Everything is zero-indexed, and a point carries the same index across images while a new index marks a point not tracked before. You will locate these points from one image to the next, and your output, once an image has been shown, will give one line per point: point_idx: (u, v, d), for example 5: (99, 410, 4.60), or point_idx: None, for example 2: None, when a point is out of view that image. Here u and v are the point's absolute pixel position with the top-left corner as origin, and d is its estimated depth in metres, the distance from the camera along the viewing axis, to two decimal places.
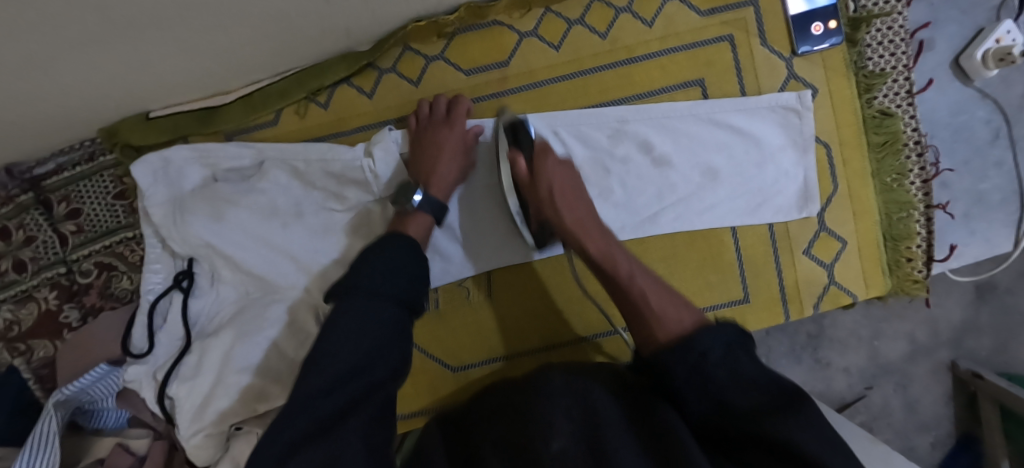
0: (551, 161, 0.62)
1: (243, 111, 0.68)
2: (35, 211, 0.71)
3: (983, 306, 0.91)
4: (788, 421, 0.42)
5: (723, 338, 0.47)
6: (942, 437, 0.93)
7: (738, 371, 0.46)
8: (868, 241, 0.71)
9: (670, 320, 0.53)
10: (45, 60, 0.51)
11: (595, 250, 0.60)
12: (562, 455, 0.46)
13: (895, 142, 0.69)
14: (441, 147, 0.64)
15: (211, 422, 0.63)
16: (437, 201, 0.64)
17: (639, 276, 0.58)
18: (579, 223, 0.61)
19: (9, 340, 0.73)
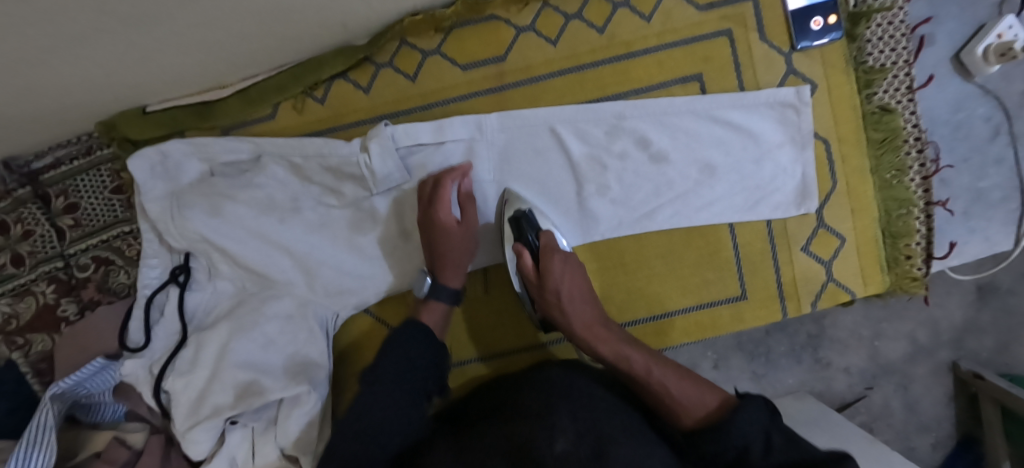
0: (556, 265, 0.62)
1: (240, 105, 0.68)
2: (32, 205, 0.72)
3: (985, 306, 0.90)
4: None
5: (760, 421, 0.46)
6: (942, 437, 0.93)
7: (772, 444, 0.45)
8: (867, 238, 0.70)
9: (694, 408, 0.52)
10: (42, 54, 0.52)
11: (607, 352, 0.60)
12: (565, 455, 0.44)
13: (895, 138, 0.69)
14: (444, 234, 0.64)
15: (206, 415, 0.63)
16: (453, 287, 0.66)
17: (656, 366, 0.57)
18: (590, 326, 0.61)
19: (8, 334, 0.74)
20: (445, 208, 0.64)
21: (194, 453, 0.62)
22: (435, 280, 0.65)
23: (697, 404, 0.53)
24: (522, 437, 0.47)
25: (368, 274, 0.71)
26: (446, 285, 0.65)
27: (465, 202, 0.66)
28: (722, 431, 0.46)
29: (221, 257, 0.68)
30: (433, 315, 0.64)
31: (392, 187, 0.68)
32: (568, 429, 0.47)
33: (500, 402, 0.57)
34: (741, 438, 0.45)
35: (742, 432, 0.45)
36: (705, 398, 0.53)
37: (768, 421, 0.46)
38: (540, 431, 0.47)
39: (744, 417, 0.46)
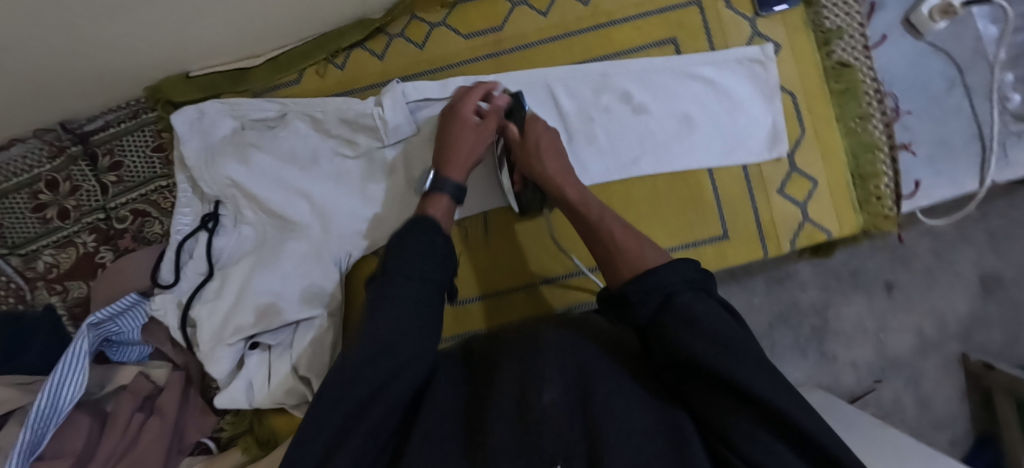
0: (539, 126, 0.70)
1: (270, 71, 0.77)
2: (82, 162, 0.80)
3: None
4: (751, 371, 0.44)
5: (686, 278, 0.51)
6: None
7: (694, 304, 0.49)
8: (838, 180, 0.76)
9: (632, 252, 0.57)
10: (109, 18, 0.61)
11: (571, 194, 0.65)
12: (554, 406, 0.45)
13: (855, 89, 0.76)
14: (463, 133, 0.67)
15: (229, 333, 0.68)
16: (456, 182, 0.66)
17: (609, 219, 0.62)
18: (560, 172, 0.67)
19: (49, 280, 0.81)
20: (472, 103, 0.69)
21: (215, 372, 0.69)
22: (438, 174, 0.66)
23: (645, 254, 0.57)
24: (510, 396, 0.47)
25: (377, 218, 0.76)
26: (450, 177, 0.65)
27: (490, 114, 0.69)
28: (651, 274, 0.52)
29: (247, 203, 0.75)
30: (433, 203, 0.64)
31: (402, 138, 0.75)
32: (556, 382, 0.47)
33: (487, 354, 0.57)
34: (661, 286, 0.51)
35: (660, 278, 0.51)
36: (654, 254, 0.57)
37: (689, 288, 0.51)
38: (527, 388, 0.47)
39: (664, 273, 0.51)
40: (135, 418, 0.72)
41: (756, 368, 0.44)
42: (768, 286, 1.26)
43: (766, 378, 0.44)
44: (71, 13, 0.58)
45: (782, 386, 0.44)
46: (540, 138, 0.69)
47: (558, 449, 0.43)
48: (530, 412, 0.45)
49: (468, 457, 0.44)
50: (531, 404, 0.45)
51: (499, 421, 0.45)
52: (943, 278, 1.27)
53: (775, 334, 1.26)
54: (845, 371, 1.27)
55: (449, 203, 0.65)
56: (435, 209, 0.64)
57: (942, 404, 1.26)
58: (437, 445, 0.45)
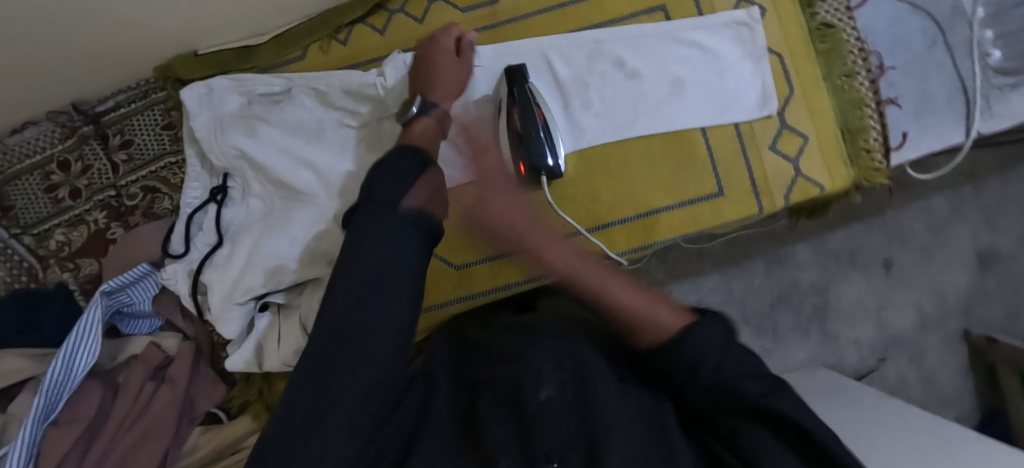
0: (491, 160, 0.67)
1: (276, 48, 0.80)
2: (93, 141, 0.83)
3: None
4: (779, 397, 0.47)
5: (716, 335, 0.49)
6: None
7: (722, 353, 0.50)
8: (827, 136, 0.78)
9: (649, 326, 0.53)
10: None
11: (555, 264, 0.58)
12: (549, 402, 0.52)
13: (839, 48, 0.79)
14: (445, 64, 0.72)
15: (240, 293, 0.71)
16: (444, 107, 0.69)
17: (612, 288, 0.56)
18: (546, 236, 0.59)
19: (61, 258, 0.83)
20: (449, 37, 0.73)
21: (226, 332, 0.72)
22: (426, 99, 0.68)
23: (661, 315, 0.53)
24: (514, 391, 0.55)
25: None
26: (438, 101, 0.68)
27: (464, 53, 0.74)
28: (686, 333, 0.50)
29: (255, 175, 0.77)
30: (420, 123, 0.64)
31: None
32: (552, 380, 0.54)
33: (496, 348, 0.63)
34: (693, 350, 0.49)
35: (698, 342, 0.49)
36: (671, 310, 0.53)
37: (720, 335, 0.50)
38: (527, 384, 0.54)
39: (698, 334, 0.49)
40: (147, 386, 0.74)
41: (784, 397, 0.47)
42: (768, 267, 1.28)
43: (790, 402, 0.47)
44: None
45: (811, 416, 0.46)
46: (489, 182, 0.62)
47: (552, 446, 0.49)
48: (528, 406, 0.53)
49: (470, 453, 0.51)
50: (528, 398, 0.53)
51: (504, 422, 0.53)
52: (941, 254, 1.28)
53: (777, 314, 1.28)
54: (848, 349, 1.28)
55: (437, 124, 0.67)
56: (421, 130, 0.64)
57: (947, 381, 1.27)
58: (436, 432, 0.52)
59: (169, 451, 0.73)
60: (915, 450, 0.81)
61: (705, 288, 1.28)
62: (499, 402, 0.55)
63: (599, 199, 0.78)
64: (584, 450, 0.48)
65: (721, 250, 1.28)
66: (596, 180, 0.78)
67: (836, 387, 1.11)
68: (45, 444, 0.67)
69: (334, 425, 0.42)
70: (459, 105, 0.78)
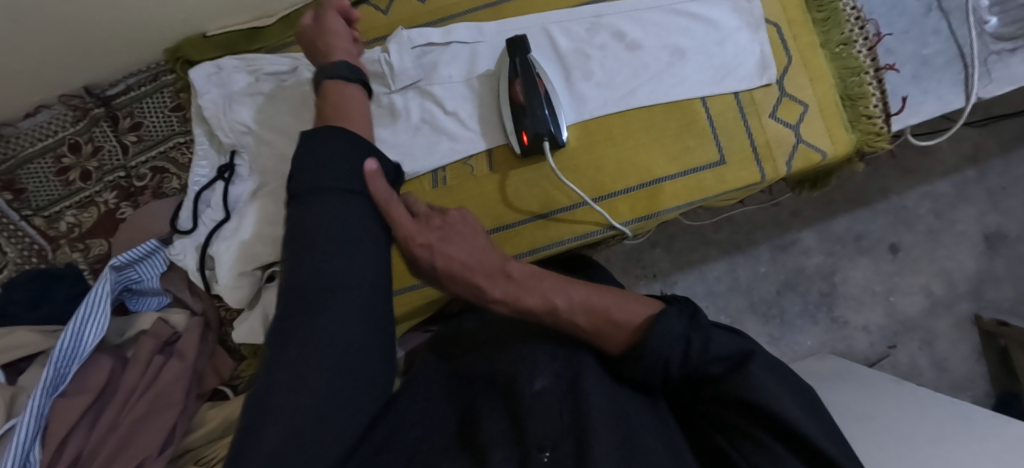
0: (402, 216, 0.55)
1: (283, 28, 0.82)
2: (104, 123, 0.84)
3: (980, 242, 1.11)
4: (762, 382, 0.47)
5: (680, 327, 0.51)
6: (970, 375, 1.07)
7: (690, 346, 0.51)
8: (828, 102, 0.79)
9: (608, 337, 0.55)
10: None
11: (501, 295, 0.59)
12: (542, 393, 0.52)
13: (835, 17, 0.80)
14: (329, 31, 0.69)
15: (247, 261, 0.72)
16: (347, 65, 0.65)
17: (560, 298, 0.57)
18: (465, 266, 0.59)
19: (71, 240, 0.84)
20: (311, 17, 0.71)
21: (234, 301, 0.72)
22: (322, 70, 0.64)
23: (624, 313, 0.55)
24: (502, 378, 0.56)
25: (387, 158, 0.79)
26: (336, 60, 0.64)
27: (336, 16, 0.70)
28: (649, 329, 0.51)
29: (262, 151, 0.78)
30: (329, 93, 0.62)
31: (408, 83, 0.79)
32: (547, 372, 0.54)
33: (477, 341, 0.64)
34: (660, 353, 0.51)
35: (663, 333, 0.51)
36: (631, 303, 0.56)
37: (685, 327, 0.52)
38: (519, 375, 0.54)
39: (663, 326, 0.51)
40: (155, 358, 0.74)
41: (771, 385, 0.47)
42: (773, 253, 1.29)
43: (767, 384, 0.47)
44: None
45: (790, 392, 0.48)
46: (430, 233, 0.58)
47: (547, 435, 0.49)
48: (520, 393, 0.53)
49: (467, 449, 0.51)
50: (523, 391, 0.53)
51: (499, 419, 0.53)
52: (947, 237, 1.27)
53: (783, 300, 1.28)
54: (857, 335, 1.27)
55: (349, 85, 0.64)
56: (335, 98, 0.61)
57: (961, 367, 1.24)
58: (433, 425, 0.54)
59: (177, 423, 0.73)
60: (927, 428, 0.80)
61: (711, 276, 1.29)
62: (489, 398, 0.55)
63: (602, 168, 0.79)
64: (574, 443, 0.47)
65: (726, 237, 1.29)
66: (599, 150, 0.79)
67: (846, 372, 1.10)
68: (54, 414, 0.67)
69: (307, 410, 0.41)
70: (459, 79, 0.80)
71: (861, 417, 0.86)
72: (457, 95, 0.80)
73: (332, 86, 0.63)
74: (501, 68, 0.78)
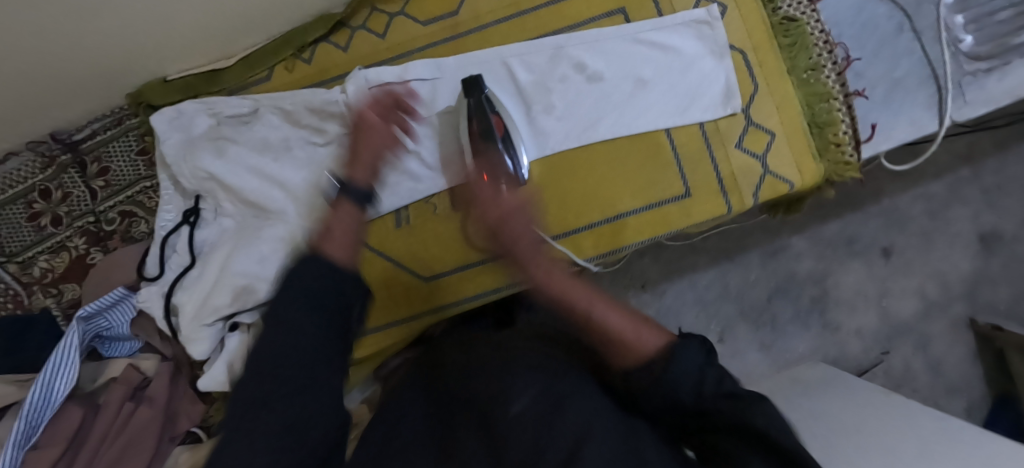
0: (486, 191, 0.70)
1: (243, 69, 0.81)
2: (72, 170, 0.85)
3: (988, 256, 1.23)
4: (770, 417, 0.45)
5: (697, 358, 0.51)
6: (974, 399, 1.20)
7: (704, 380, 0.50)
8: (795, 130, 0.77)
9: (633, 345, 0.55)
10: (84, 21, 0.66)
11: (553, 287, 0.64)
12: (520, 416, 0.51)
13: (802, 42, 0.78)
14: (369, 134, 0.70)
15: (207, 313, 0.72)
16: (361, 188, 0.65)
17: (599, 308, 0.61)
18: (529, 258, 0.67)
19: (45, 284, 0.85)
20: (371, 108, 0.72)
21: (197, 353, 0.72)
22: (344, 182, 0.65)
23: (647, 337, 0.56)
24: (482, 406, 0.55)
25: None
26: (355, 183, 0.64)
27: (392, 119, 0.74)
28: (670, 359, 0.51)
29: (226, 196, 0.79)
30: (337, 211, 0.62)
31: None
32: (526, 394, 0.54)
33: (459, 369, 0.63)
34: (676, 379, 0.50)
35: (684, 367, 0.50)
36: (651, 335, 0.56)
37: (698, 357, 0.51)
38: (497, 404, 0.53)
39: (685, 357, 0.51)
40: (125, 407, 0.75)
41: (777, 420, 0.45)
42: (763, 259, 1.26)
43: (769, 413, 0.46)
44: (45, 16, 0.63)
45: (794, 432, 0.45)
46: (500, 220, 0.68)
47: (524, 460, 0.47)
48: (499, 423, 0.52)
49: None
50: (501, 415, 0.52)
51: (477, 446, 0.52)
52: (942, 239, 1.24)
53: (774, 307, 1.25)
54: (850, 340, 1.24)
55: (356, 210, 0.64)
56: (339, 218, 0.61)
57: (956, 369, 1.22)
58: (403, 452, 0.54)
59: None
60: (909, 445, 0.77)
61: (700, 284, 1.26)
62: (465, 430, 0.54)
63: (563, 205, 0.77)
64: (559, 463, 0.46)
65: (715, 245, 1.26)
66: (561, 187, 0.78)
67: (834, 379, 1.08)
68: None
69: (287, 430, 0.43)
70: (419, 117, 0.79)
71: (845, 428, 0.85)
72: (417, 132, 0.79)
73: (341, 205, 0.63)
74: (460, 107, 0.76)
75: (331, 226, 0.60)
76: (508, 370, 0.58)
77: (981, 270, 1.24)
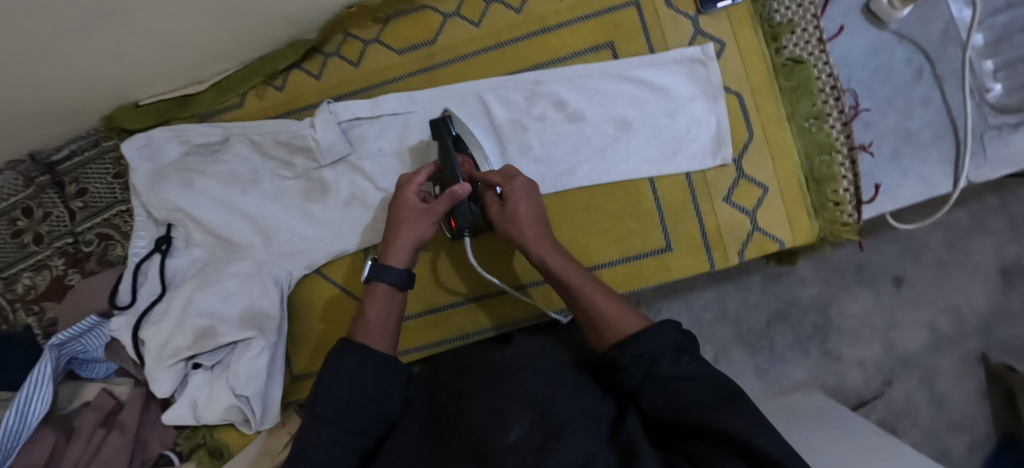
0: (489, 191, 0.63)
1: (213, 96, 0.79)
2: (50, 190, 0.85)
3: (1012, 291, 1.00)
4: (736, 414, 0.41)
5: (670, 340, 0.49)
6: (981, 438, 1.00)
7: (681, 358, 0.48)
8: (790, 184, 0.73)
9: (616, 323, 0.54)
10: (53, 51, 0.63)
11: (551, 265, 0.59)
12: (518, 443, 0.44)
13: (806, 86, 0.72)
14: (400, 221, 0.62)
15: (171, 353, 0.72)
16: (398, 271, 0.61)
17: (589, 286, 0.58)
18: (537, 240, 0.60)
19: (26, 301, 0.86)
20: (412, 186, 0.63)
21: (158, 391, 0.72)
22: (378, 263, 0.61)
23: (622, 317, 0.54)
24: (471, 432, 0.47)
25: (318, 236, 0.77)
26: (389, 266, 0.60)
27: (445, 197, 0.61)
28: (635, 338, 0.49)
29: (195, 226, 0.77)
30: (372, 297, 0.60)
31: (338, 157, 0.75)
32: (523, 419, 0.46)
33: (455, 385, 0.56)
34: (650, 351, 0.48)
35: (648, 347, 0.49)
36: (632, 316, 0.54)
37: (672, 342, 0.49)
38: (490, 428, 0.46)
39: (651, 337, 0.49)
40: (97, 432, 0.75)
41: (737, 411, 0.42)
42: (765, 282, 1.02)
43: (741, 412, 0.41)
44: (13, 46, 0.60)
45: (763, 425, 0.40)
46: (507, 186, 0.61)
47: None
48: (493, 454, 0.44)
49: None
50: (495, 442, 0.45)
51: None
52: (958, 271, 1.01)
53: (774, 333, 1.02)
54: (851, 371, 1.02)
55: (392, 293, 0.61)
56: (373, 309, 0.59)
57: (962, 406, 1.00)
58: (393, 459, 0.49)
59: None
60: None
61: (697, 305, 1.03)
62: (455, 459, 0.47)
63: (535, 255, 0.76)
64: None
65: None
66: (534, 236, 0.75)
67: (830, 411, 0.87)
68: None
69: None
70: (391, 153, 0.76)
71: None
72: (388, 169, 0.76)
73: (374, 297, 0.60)
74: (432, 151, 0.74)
75: (364, 323, 0.58)
76: (497, 390, 0.51)
77: (1002, 305, 1.01)
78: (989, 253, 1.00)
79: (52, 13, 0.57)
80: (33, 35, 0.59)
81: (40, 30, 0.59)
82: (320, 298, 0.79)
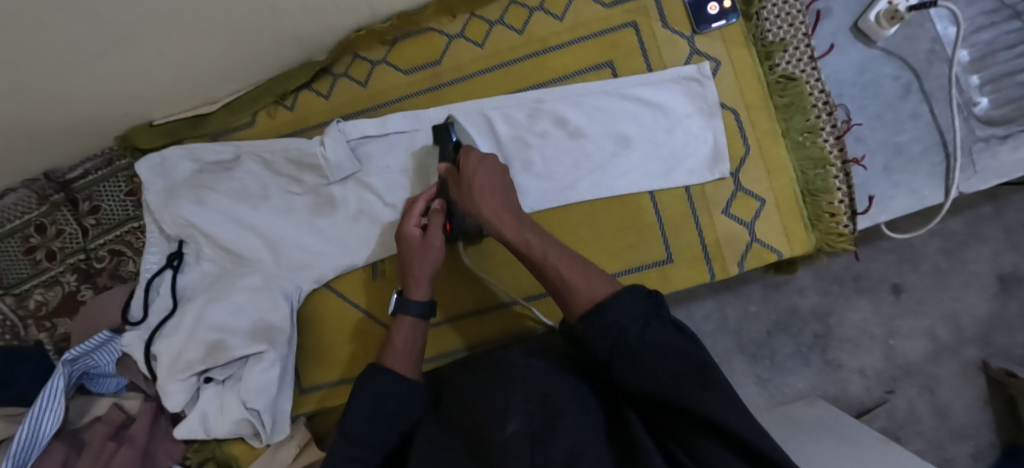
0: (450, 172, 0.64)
1: (225, 116, 0.82)
2: (64, 208, 0.87)
3: (1009, 299, 1.01)
4: (708, 394, 0.42)
5: (634, 311, 0.48)
6: (984, 446, 1.00)
7: (649, 325, 0.48)
8: (785, 197, 0.75)
9: (583, 291, 0.52)
10: (72, 73, 0.66)
11: (511, 235, 0.58)
12: (516, 435, 0.46)
13: (800, 102, 0.75)
14: (412, 259, 0.65)
15: (182, 366, 0.74)
16: (421, 303, 0.65)
17: (551, 252, 0.56)
18: (496, 213, 0.59)
19: (38, 317, 0.87)
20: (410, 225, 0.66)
21: (170, 406, 0.73)
22: (402, 297, 0.65)
23: (592, 285, 0.52)
24: (473, 424, 0.49)
25: (325, 250, 0.79)
26: (413, 301, 0.64)
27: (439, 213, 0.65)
28: (602, 310, 0.49)
29: (207, 242, 0.79)
30: (398, 328, 0.63)
31: (345, 175, 0.77)
32: (520, 410, 0.48)
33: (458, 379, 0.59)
34: (616, 322, 0.48)
35: (614, 321, 0.48)
36: (598, 283, 0.53)
37: (643, 310, 0.49)
38: (490, 420, 0.48)
39: (618, 306, 0.48)
40: (107, 445, 0.76)
41: (710, 391, 0.42)
42: (765, 292, 1.04)
43: (712, 390, 0.42)
44: (35, 67, 0.62)
45: (733, 402, 0.42)
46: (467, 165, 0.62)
47: None
48: (493, 442, 0.46)
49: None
50: (494, 434, 0.46)
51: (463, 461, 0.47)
52: (956, 279, 1.02)
53: (775, 342, 1.04)
54: (852, 379, 1.03)
55: (417, 323, 0.65)
56: (398, 337, 0.63)
57: (964, 413, 1.01)
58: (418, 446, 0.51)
59: None
60: None
61: (698, 315, 1.04)
62: (460, 447, 0.48)
63: None
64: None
65: None
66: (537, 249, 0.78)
67: (833, 420, 0.89)
68: None
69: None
70: (397, 170, 0.78)
71: None
72: (394, 185, 0.78)
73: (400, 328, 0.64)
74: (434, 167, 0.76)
75: (391, 349, 0.61)
76: (496, 384, 0.52)
77: (1000, 313, 1.02)
78: (986, 261, 1.02)
79: (74, 37, 0.59)
80: (54, 58, 0.62)
81: (60, 52, 0.61)
82: (329, 311, 0.81)
